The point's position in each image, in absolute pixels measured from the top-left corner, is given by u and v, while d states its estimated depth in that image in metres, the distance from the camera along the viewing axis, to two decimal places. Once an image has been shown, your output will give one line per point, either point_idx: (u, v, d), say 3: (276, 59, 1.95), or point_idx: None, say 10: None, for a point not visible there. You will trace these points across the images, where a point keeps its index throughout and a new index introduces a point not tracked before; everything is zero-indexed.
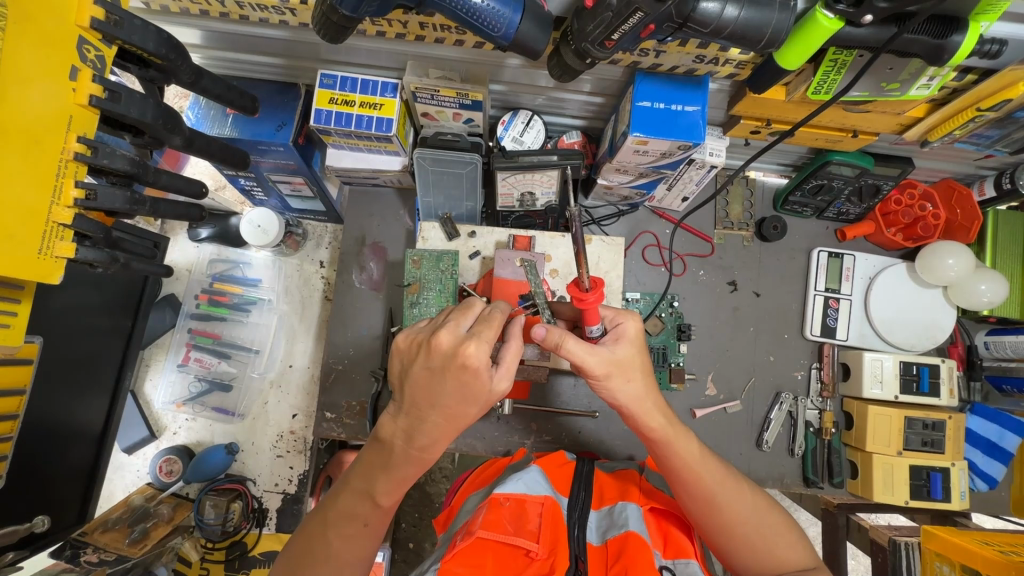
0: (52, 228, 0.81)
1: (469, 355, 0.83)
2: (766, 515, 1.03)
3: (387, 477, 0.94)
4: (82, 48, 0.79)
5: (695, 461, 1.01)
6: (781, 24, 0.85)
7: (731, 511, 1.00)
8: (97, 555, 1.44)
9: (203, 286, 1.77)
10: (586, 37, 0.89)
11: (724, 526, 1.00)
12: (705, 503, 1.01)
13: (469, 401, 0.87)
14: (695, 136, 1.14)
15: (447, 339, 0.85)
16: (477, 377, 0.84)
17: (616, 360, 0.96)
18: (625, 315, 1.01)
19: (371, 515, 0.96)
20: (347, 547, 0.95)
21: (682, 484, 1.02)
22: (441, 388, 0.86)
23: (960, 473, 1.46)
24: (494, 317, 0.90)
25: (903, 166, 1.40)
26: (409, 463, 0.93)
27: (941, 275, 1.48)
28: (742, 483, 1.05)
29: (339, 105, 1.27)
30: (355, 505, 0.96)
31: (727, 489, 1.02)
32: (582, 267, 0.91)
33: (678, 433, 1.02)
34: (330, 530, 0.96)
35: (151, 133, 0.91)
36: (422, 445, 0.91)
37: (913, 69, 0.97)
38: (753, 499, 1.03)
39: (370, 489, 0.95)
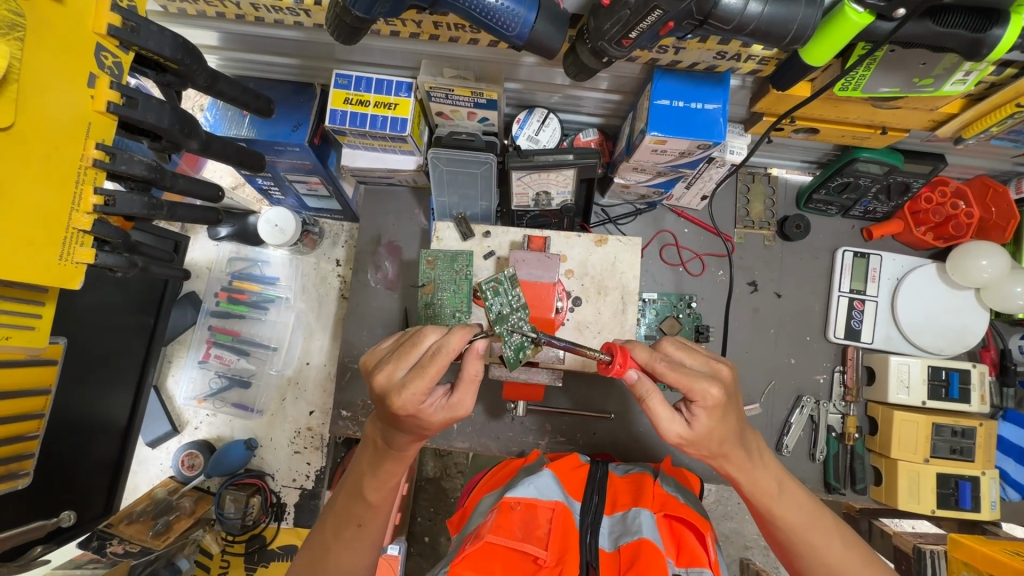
0: (72, 234, 0.82)
1: (401, 403, 0.85)
2: (853, 540, 1.00)
3: (373, 477, 1.00)
4: (99, 55, 0.81)
5: (777, 505, 0.98)
6: (807, 19, 0.82)
7: (815, 542, 0.98)
8: (122, 547, 1.51)
9: (223, 283, 1.79)
10: (603, 35, 0.87)
11: (811, 554, 0.99)
12: (788, 547, 1.01)
13: (425, 426, 0.90)
14: (714, 135, 1.10)
15: (383, 380, 0.88)
16: (417, 413, 0.87)
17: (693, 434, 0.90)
18: (703, 384, 0.86)
19: (364, 515, 1.02)
20: (346, 554, 1.02)
21: (768, 525, 1.01)
22: (393, 421, 0.91)
23: (990, 483, 1.41)
24: (432, 362, 0.85)
25: (935, 163, 1.34)
26: (390, 462, 0.98)
27: (974, 277, 1.42)
28: (833, 529, 1.00)
29: (354, 106, 1.26)
30: (349, 506, 1.03)
31: (816, 536, 0.98)
32: (586, 354, 0.94)
33: (765, 478, 0.97)
34: (334, 542, 1.02)
35: (169, 137, 0.92)
36: (397, 446, 0.96)
37: (948, 63, 0.92)
38: (844, 545, 0.99)
39: (359, 489, 1.02)
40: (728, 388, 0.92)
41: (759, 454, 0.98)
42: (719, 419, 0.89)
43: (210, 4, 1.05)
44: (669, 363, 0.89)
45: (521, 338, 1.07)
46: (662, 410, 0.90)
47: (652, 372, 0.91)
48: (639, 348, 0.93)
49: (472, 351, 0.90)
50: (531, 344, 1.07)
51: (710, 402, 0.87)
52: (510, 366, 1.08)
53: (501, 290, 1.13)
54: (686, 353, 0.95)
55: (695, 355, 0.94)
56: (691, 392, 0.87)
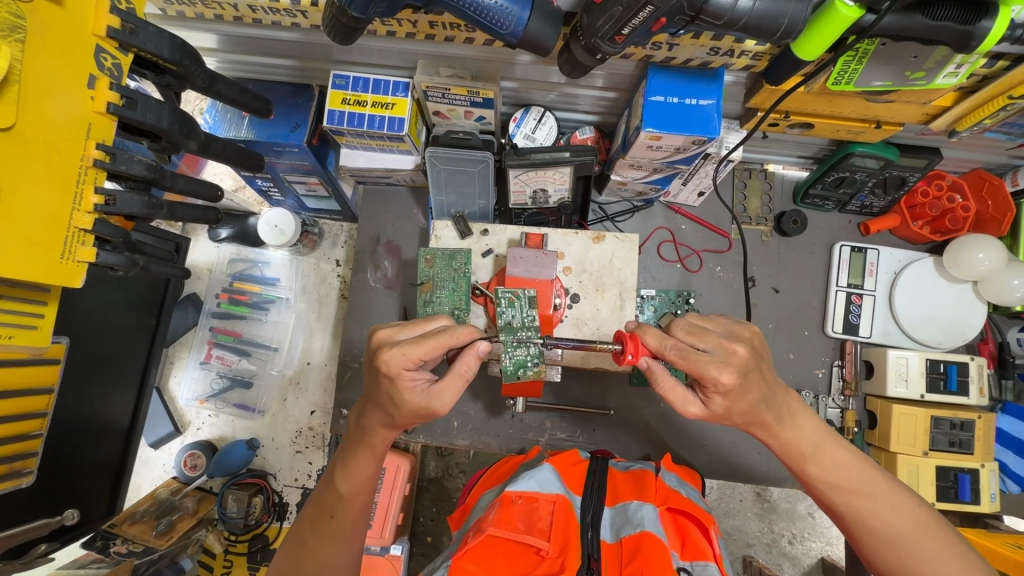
0: (73, 234, 0.83)
1: (386, 358, 0.87)
2: (900, 501, 0.97)
3: (344, 464, 1.02)
4: (99, 56, 0.82)
5: (813, 465, 0.98)
6: (798, 14, 0.83)
7: (856, 503, 0.98)
8: (125, 546, 1.52)
9: (224, 285, 1.79)
10: (596, 32, 0.88)
11: (856, 515, 0.98)
12: (833, 508, 1.01)
13: (399, 403, 0.90)
14: (709, 130, 1.11)
15: (383, 335, 0.93)
16: (395, 381, 0.88)
17: (715, 411, 0.93)
18: (713, 370, 0.86)
19: (335, 506, 1.02)
20: (323, 547, 1.03)
21: (810, 487, 1.02)
22: (374, 386, 0.92)
23: (990, 475, 1.42)
24: (432, 334, 0.87)
25: (931, 157, 1.33)
26: (362, 449, 1.00)
27: (972, 270, 1.43)
28: (880, 486, 0.98)
29: (352, 106, 1.27)
30: (325, 496, 1.04)
31: (857, 497, 0.97)
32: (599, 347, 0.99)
33: (798, 438, 0.97)
34: (308, 530, 1.03)
35: (168, 138, 0.93)
36: (367, 425, 0.98)
37: (940, 56, 0.93)
38: (889, 506, 0.97)
39: (332, 479, 1.03)
40: (745, 369, 0.88)
41: (790, 417, 0.96)
42: (736, 397, 0.89)
43: (208, 5, 1.07)
44: (680, 351, 0.88)
45: (525, 354, 1.09)
46: (673, 391, 0.93)
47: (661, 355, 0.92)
48: (649, 334, 0.94)
49: (471, 350, 0.90)
50: (535, 364, 1.08)
51: (722, 386, 0.87)
52: (506, 379, 1.08)
53: (516, 303, 1.15)
54: (697, 336, 0.91)
55: (705, 336, 0.89)
56: (703, 375, 0.87)
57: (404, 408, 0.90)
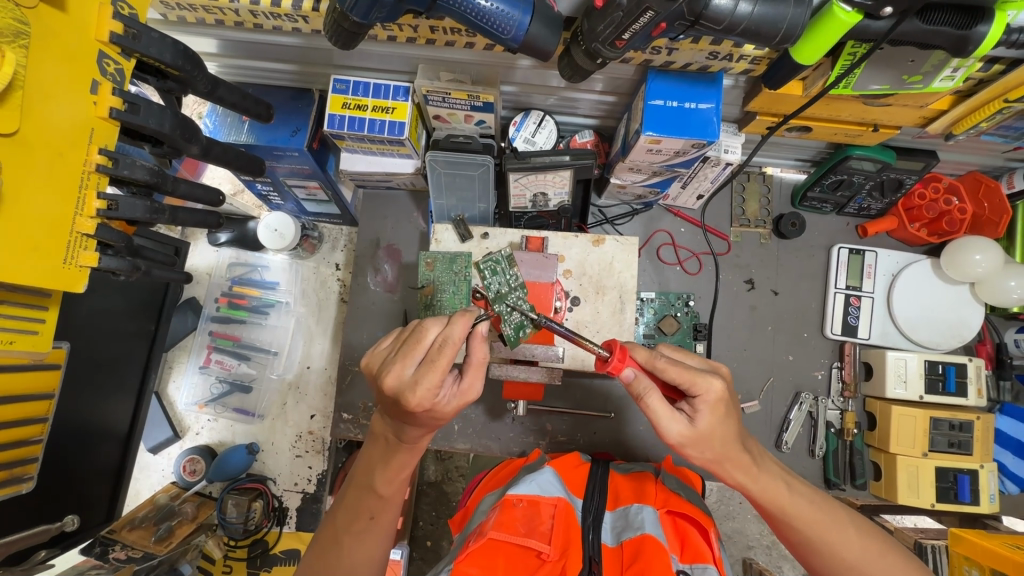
0: (75, 238, 0.83)
1: (417, 400, 0.86)
2: (864, 528, 1.00)
3: (385, 468, 1.01)
4: (102, 61, 0.82)
5: (788, 501, 0.97)
6: (797, 19, 0.83)
7: (829, 536, 0.97)
8: (125, 553, 1.50)
9: (223, 289, 1.78)
10: (596, 36, 0.88)
11: (830, 548, 0.96)
12: (807, 545, 0.98)
13: (442, 415, 0.92)
14: (708, 134, 1.12)
15: (393, 381, 0.88)
16: (435, 406, 0.89)
17: (696, 433, 0.91)
18: (704, 381, 0.90)
19: (376, 507, 1.03)
20: (358, 546, 1.02)
21: (781, 526, 1.00)
22: (406, 416, 0.92)
23: (989, 476, 1.42)
24: (440, 355, 0.85)
25: (927, 160, 1.35)
26: (402, 455, 0.99)
27: (968, 271, 1.43)
28: (844, 518, 0.99)
29: (352, 110, 1.28)
30: (361, 499, 1.03)
31: (830, 532, 0.97)
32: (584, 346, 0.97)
33: (770, 478, 0.97)
34: (347, 538, 1.02)
35: (170, 142, 0.92)
36: (409, 438, 0.97)
37: (937, 60, 0.94)
38: (859, 540, 0.97)
39: (371, 482, 1.02)
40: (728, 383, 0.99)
41: (759, 457, 0.98)
42: (721, 416, 0.91)
43: (209, 10, 1.07)
44: (670, 360, 0.92)
45: (521, 317, 1.19)
46: (662, 407, 0.90)
47: (652, 370, 0.93)
48: (639, 349, 0.96)
49: (475, 336, 0.91)
50: (530, 323, 1.19)
51: (712, 396, 0.90)
52: (511, 345, 1.20)
53: (499, 270, 1.30)
54: (683, 355, 1.01)
55: (693, 356, 1.01)
56: (693, 386, 0.90)
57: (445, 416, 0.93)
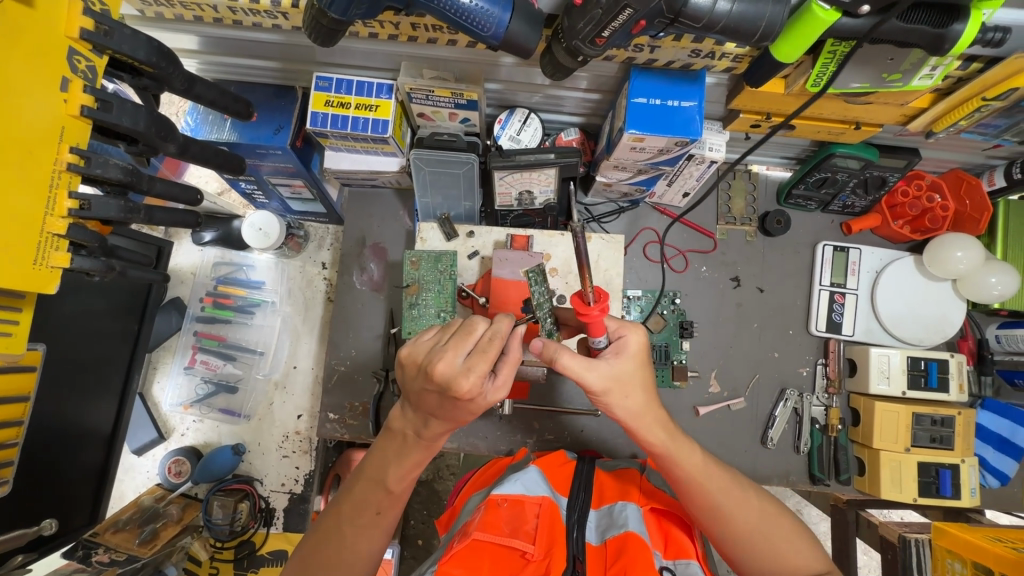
0: (46, 239, 0.82)
1: (468, 388, 0.84)
2: (766, 502, 1.05)
3: (399, 465, 1.00)
4: (72, 58, 0.81)
5: (699, 471, 1.02)
6: (775, 16, 0.83)
7: (733, 505, 1.02)
8: (109, 556, 1.49)
9: (208, 289, 1.80)
10: (576, 34, 0.88)
11: (727, 515, 1.01)
12: (705, 509, 1.02)
13: (468, 410, 0.91)
14: (691, 132, 1.12)
15: (443, 369, 0.84)
16: (471, 400, 0.87)
17: (616, 376, 0.96)
18: (629, 329, 0.99)
19: (383, 503, 1.02)
20: (359, 537, 1.02)
21: (685, 493, 1.03)
22: (442, 406, 0.89)
23: (970, 470, 1.43)
24: (492, 345, 0.86)
25: (909, 158, 1.36)
26: (418, 451, 0.99)
27: (950, 268, 1.45)
28: (749, 491, 1.05)
29: (335, 108, 1.27)
30: (368, 493, 1.02)
31: (731, 497, 1.02)
32: (586, 281, 0.89)
33: (679, 444, 1.02)
34: (349, 530, 1.02)
35: (145, 141, 0.90)
36: (430, 435, 0.96)
37: (915, 59, 0.94)
38: (759, 506, 1.03)
39: (382, 476, 1.01)
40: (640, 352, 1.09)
41: (679, 434, 1.03)
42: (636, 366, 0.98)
43: (187, 7, 1.06)
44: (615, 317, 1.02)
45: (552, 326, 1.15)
46: (576, 363, 0.93)
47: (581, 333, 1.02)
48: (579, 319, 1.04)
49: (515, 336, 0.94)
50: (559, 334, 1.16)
51: (635, 344, 0.99)
52: None
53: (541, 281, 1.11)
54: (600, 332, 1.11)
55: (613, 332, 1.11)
56: (618, 331, 1.00)
57: (468, 412, 0.91)
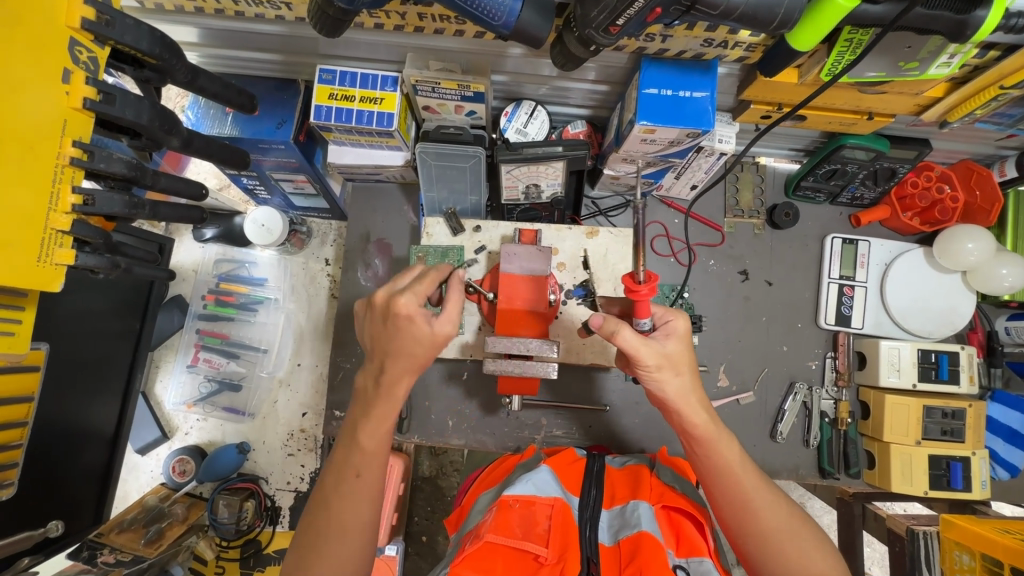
0: (50, 235, 0.80)
1: (404, 305, 0.95)
2: (796, 513, 1.01)
3: (367, 419, 0.99)
4: (73, 49, 0.78)
5: (735, 465, 1.03)
6: (794, 4, 0.82)
7: (760, 502, 1.00)
8: (114, 556, 1.49)
9: (210, 286, 1.76)
10: (590, 22, 0.86)
11: (752, 510, 0.99)
12: (733, 503, 1.01)
13: (414, 342, 0.95)
14: (703, 123, 1.10)
15: (382, 295, 1.00)
16: (412, 322, 0.95)
17: (666, 353, 0.99)
18: (675, 314, 1.04)
19: (362, 463, 0.99)
20: (348, 508, 0.97)
21: (718, 484, 1.03)
22: (386, 339, 0.97)
23: (980, 462, 1.43)
24: (427, 274, 1.02)
25: (920, 148, 1.35)
26: (382, 402, 0.99)
27: (961, 260, 1.44)
28: (781, 498, 1.02)
29: (339, 101, 1.25)
30: (346, 456, 0.99)
31: (765, 496, 1.01)
32: (640, 259, 0.97)
33: (722, 436, 1.03)
34: (337, 502, 0.97)
35: (149, 135, 0.88)
36: (389, 376, 0.98)
37: (933, 46, 0.93)
38: (787, 511, 1.00)
39: (355, 435, 1.00)
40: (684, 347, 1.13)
41: (723, 428, 1.05)
42: (687, 349, 1.02)
43: None
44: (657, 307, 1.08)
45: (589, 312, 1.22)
46: (635, 338, 0.96)
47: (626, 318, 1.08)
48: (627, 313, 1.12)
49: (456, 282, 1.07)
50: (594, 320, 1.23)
51: (681, 330, 1.04)
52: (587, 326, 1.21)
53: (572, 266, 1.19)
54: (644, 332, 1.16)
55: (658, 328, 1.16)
56: (663, 319, 1.05)
57: (409, 349, 0.96)
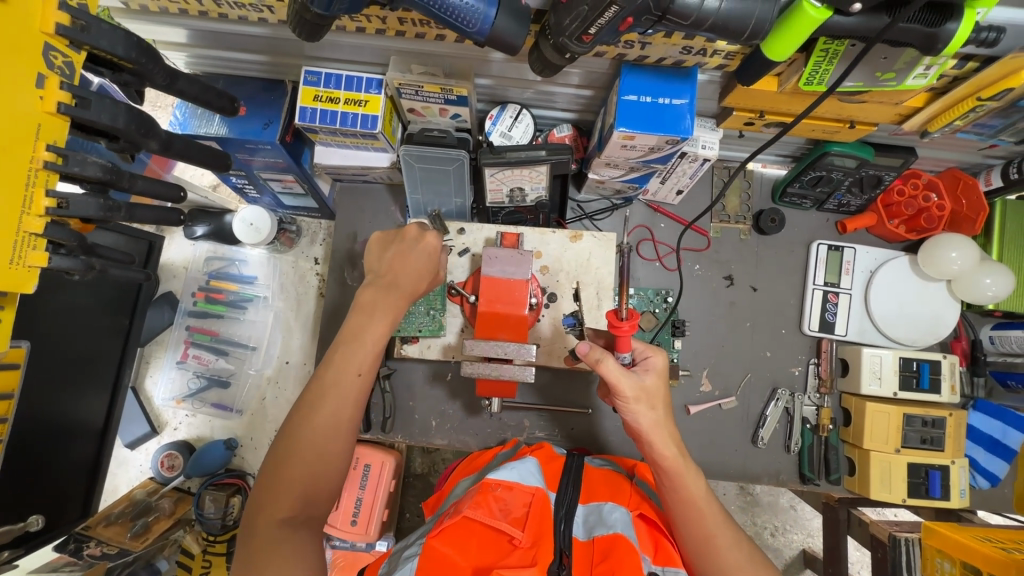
0: (23, 237, 0.81)
1: (432, 238, 1.17)
2: (754, 550, 1.06)
3: (372, 324, 1.10)
4: (48, 54, 0.79)
5: (701, 500, 1.07)
6: (765, 14, 0.82)
7: (721, 539, 1.05)
8: (99, 549, 1.53)
9: (200, 283, 1.80)
10: (563, 31, 0.87)
11: (712, 546, 1.04)
12: (696, 537, 1.05)
13: (427, 276, 1.16)
14: (682, 131, 1.10)
15: (411, 230, 1.17)
16: (435, 254, 1.17)
17: (643, 386, 1.07)
18: (654, 350, 1.11)
19: (362, 363, 1.06)
20: (341, 403, 1.03)
21: (682, 518, 1.07)
22: (403, 264, 1.14)
23: (960, 471, 1.43)
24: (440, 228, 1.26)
25: (906, 157, 1.34)
26: (383, 316, 1.11)
27: (944, 270, 1.43)
28: (741, 536, 1.07)
29: (324, 103, 1.26)
30: (346, 354, 1.07)
31: (726, 531, 1.05)
32: (625, 296, 1.04)
33: (689, 470, 1.08)
34: (324, 402, 1.02)
35: (126, 138, 0.89)
36: (402, 291, 1.13)
37: (909, 58, 0.93)
38: (747, 550, 1.05)
39: (359, 339, 1.08)
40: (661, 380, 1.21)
41: (691, 464, 1.10)
42: (662, 385, 1.09)
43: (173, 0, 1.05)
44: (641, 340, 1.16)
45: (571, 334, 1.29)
46: (615, 370, 1.04)
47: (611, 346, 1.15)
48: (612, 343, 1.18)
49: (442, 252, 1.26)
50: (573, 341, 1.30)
51: (659, 366, 1.11)
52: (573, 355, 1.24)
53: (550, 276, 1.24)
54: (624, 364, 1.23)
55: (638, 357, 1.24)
56: (644, 355, 1.12)
57: (415, 274, 1.14)
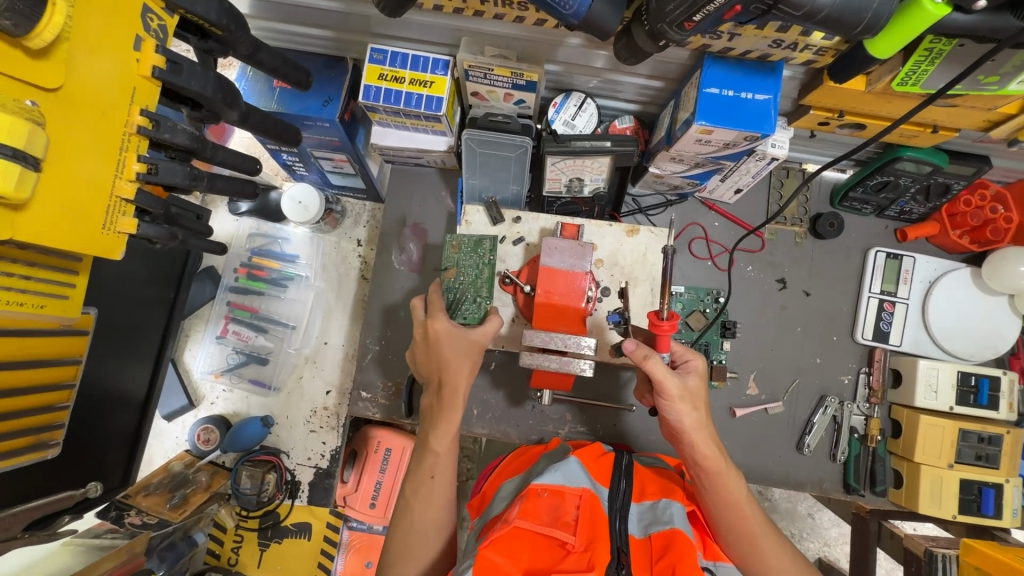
0: (115, 203, 0.80)
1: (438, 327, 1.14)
2: (794, 550, 1.11)
3: (437, 426, 1.17)
4: (145, 17, 0.78)
5: (743, 503, 1.08)
6: (883, 7, 0.78)
7: (765, 541, 1.07)
8: (140, 518, 1.52)
9: (243, 260, 1.80)
10: (664, 16, 0.84)
11: (758, 549, 1.07)
12: (740, 540, 1.08)
13: (466, 353, 1.16)
14: (764, 127, 1.07)
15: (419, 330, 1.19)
16: (453, 335, 1.15)
17: (686, 387, 1.06)
18: (694, 354, 1.11)
19: (434, 465, 1.17)
20: (429, 501, 1.16)
21: (725, 520, 1.08)
22: (438, 359, 1.17)
23: (1013, 490, 1.40)
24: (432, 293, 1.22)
25: (980, 165, 1.31)
26: (444, 411, 1.18)
27: (1010, 283, 1.40)
28: (782, 537, 1.10)
29: (388, 82, 1.23)
30: (422, 460, 1.18)
31: (768, 532, 1.08)
32: (667, 296, 1.04)
33: (730, 473, 1.08)
34: (414, 501, 1.16)
35: (209, 107, 0.88)
36: (453, 372, 1.16)
37: (1019, 61, 0.89)
38: (788, 550, 1.09)
39: (427, 440, 1.18)
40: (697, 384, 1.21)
41: (731, 466, 1.10)
42: (702, 386, 1.09)
43: None
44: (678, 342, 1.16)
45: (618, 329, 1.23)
46: (661, 369, 1.02)
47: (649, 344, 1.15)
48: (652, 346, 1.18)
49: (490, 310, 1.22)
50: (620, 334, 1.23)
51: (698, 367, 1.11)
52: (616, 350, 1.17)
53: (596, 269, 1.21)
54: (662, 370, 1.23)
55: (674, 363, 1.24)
56: (683, 356, 1.12)
57: (454, 359, 1.16)
